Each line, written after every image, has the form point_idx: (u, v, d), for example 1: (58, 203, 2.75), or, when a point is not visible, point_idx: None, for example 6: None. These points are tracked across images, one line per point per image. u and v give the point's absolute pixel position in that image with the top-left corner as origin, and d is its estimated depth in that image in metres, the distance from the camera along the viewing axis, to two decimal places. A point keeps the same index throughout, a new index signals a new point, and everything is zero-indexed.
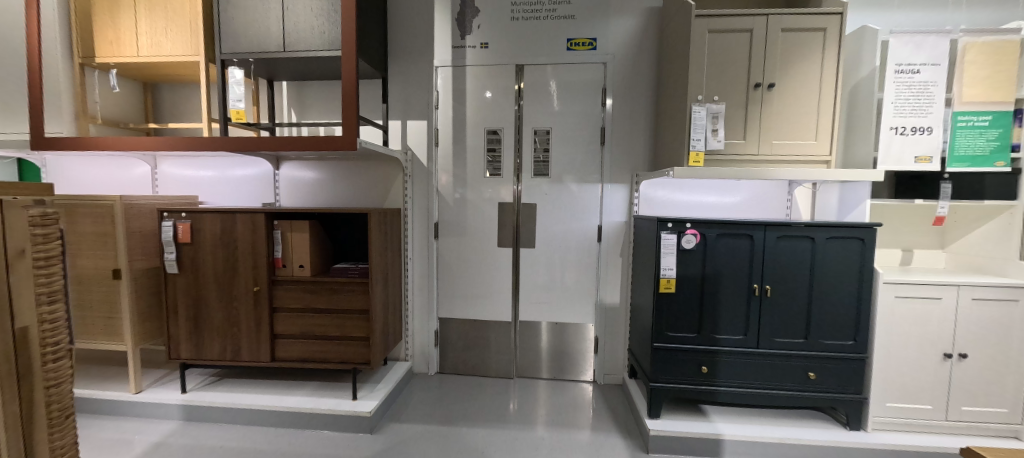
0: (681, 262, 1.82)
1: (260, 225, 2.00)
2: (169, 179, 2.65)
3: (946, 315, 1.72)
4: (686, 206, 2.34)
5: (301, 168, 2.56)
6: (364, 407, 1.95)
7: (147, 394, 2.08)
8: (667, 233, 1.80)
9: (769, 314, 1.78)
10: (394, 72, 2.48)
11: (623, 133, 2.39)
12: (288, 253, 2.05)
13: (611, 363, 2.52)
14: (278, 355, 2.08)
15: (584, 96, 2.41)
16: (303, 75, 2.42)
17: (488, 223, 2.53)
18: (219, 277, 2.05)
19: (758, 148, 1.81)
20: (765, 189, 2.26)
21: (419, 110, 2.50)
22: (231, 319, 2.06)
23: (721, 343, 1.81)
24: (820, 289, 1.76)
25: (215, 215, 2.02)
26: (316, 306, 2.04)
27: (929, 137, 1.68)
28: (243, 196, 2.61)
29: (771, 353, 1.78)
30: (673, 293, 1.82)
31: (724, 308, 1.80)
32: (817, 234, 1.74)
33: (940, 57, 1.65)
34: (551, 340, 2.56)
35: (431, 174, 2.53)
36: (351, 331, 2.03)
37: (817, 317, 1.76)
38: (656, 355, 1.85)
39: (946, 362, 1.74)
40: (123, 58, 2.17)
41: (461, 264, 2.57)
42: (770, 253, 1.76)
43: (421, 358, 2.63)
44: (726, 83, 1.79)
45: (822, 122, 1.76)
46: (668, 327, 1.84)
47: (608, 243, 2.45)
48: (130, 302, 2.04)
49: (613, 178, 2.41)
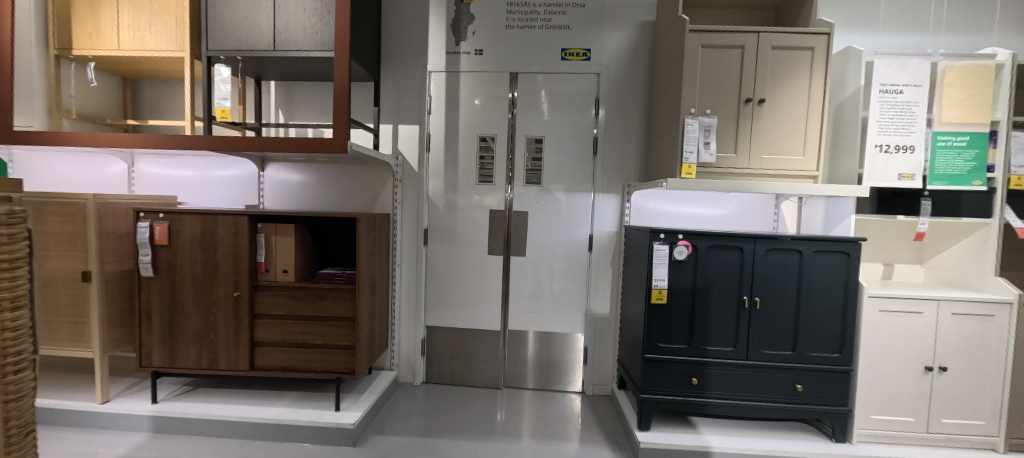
0: (673, 273, 1.82)
1: (243, 227, 1.93)
2: (148, 178, 2.55)
3: (927, 329, 1.76)
4: (676, 216, 2.36)
5: (287, 170, 2.49)
6: (347, 419, 1.88)
7: (114, 404, 1.96)
8: (660, 244, 1.80)
9: (758, 326, 1.79)
10: (387, 76, 2.45)
11: (616, 143, 2.40)
12: (272, 257, 1.98)
13: (600, 373, 2.50)
14: (257, 364, 2.00)
15: (577, 106, 2.42)
16: (292, 75, 2.37)
17: (479, 230, 2.50)
18: (198, 281, 1.96)
19: (748, 162, 1.83)
20: (753, 202, 2.30)
21: (411, 114, 2.47)
22: (209, 327, 1.97)
23: (711, 355, 1.80)
24: (807, 301, 1.78)
25: (195, 216, 1.95)
26: (299, 313, 1.97)
27: (911, 156, 1.73)
28: (225, 198, 2.53)
29: (760, 364, 1.79)
30: (664, 303, 1.82)
31: (713, 319, 1.80)
32: (804, 247, 1.77)
33: (920, 79, 1.71)
34: (540, 349, 2.53)
35: (421, 180, 2.50)
36: (335, 339, 1.97)
37: (805, 329, 1.78)
38: (647, 367, 1.83)
39: (928, 375, 1.77)
40: (101, 51, 2.09)
41: (450, 271, 2.53)
42: (759, 266, 1.78)
43: (407, 367, 2.57)
44: (718, 98, 1.82)
45: (809, 138, 1.80)
46: (659, 338, 1.83)
47: (599, 252, 2.44)
48: (99, 306, 1.93)
49: (605, 188, 2.42)
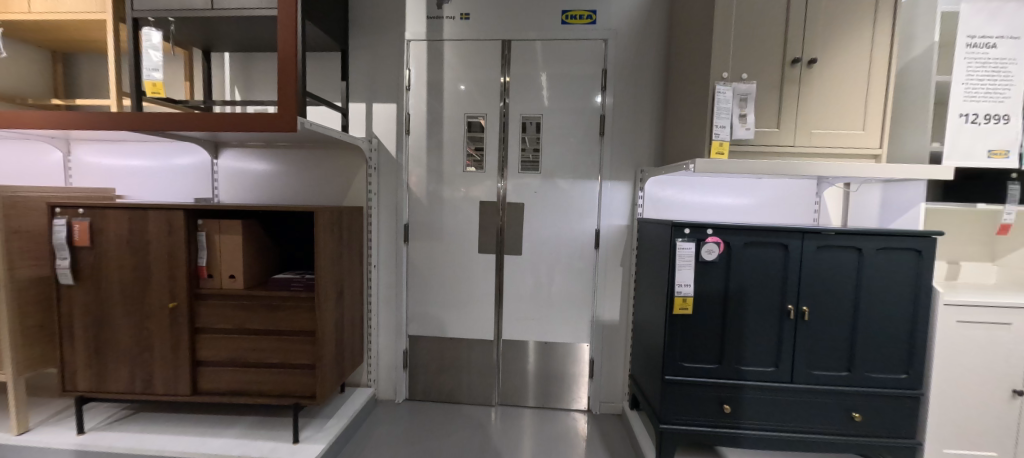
0: (700, 276, 1.47)
1: (178, 224, 1.60)
2: (87, 168, 2.22)
3: (1017, 343, 1.42)
4: (700, 207, 2.01)
5: (244, 157, 2.16)
6: (306, 454, 1.56)
7: (32, 435, 1.65)
8: (684, 241, 1.45)
9: (805, 341, 1.45)
10: (358, 46, 2.10)
11: (627, 122, 2.04)
12: (215, 260, 1.65)
13: (608, 389, 2.16)
14: (201, 386, 1.68)
15: (580, 78, 2.06)
16: (246, 44, 2.02)
17: (467, 224, 2.17)
18: (127, 289, 1.64)
19: (794, 138, 1.47)
20: (788, 188, 1.94)
21: (387, 91, 2.12)
22: (143, 343, 1.65)
23: (746, 377, 1.47)
24: (866, 310, 1.44)
25: (121, 211, 1.62)
26: (249, 327, 1.64)
27: (1006, 127, 1.36)
28: (174, 190, 2.20)
29: (807, 389, 1.45)
30: (690, 314, 1.48)
31: (750, 333, 1.46)
32: (864, 244, 1.42)
33: (1019, 30, 1.33)
34: (539, 361, 2.19)
35: (400, 167, 2.15)
36: (292, 357, 1.64)
37: (863, 346, 1.45)
38: (668, 391, 1.50)
39: (1016, 400, 1.43)
40: (9, 15, 1.73)
41: (435, 272, 2.20)
42: (808, 267, 1.44)
43: (387, 382, 2.25)
44: (758, 59, 1.46)
45: (870, 108, 1.45)
46: (683, 357, 1.49)
47: (607, 249, 2.10)
48: (7, 320, 1.61)
49: (614, 175, 2.07)
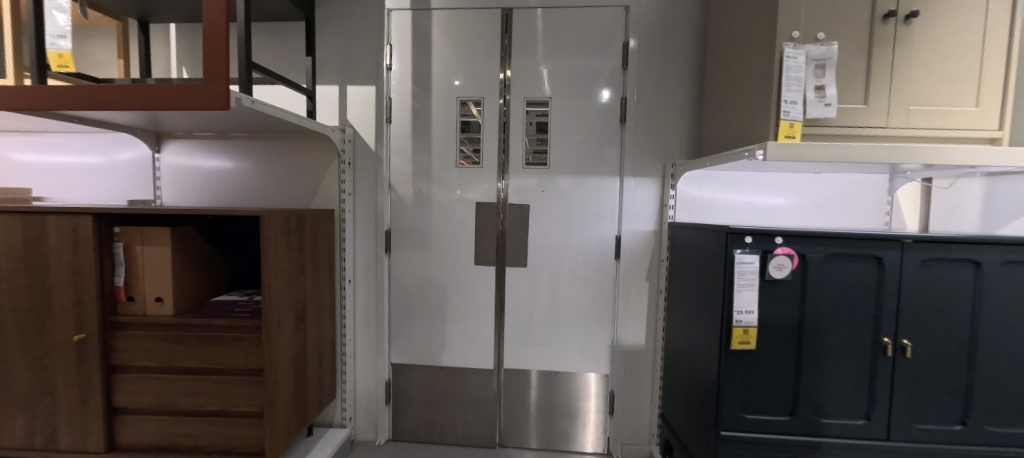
0: (767, 300, 1.11)
1: (85, 234, 1.24)
2: (6, 166, 1.86)
3: None
4: (743, 208, 1.65)
5: (192, 151, 1.80)
6: None
7: None
8: (745, 254, 1.09)
9: (905, 385, 1.10)
10: (330, 18, 1.75)
11: (653, 107, 1.69)
12: (136, 279, 1.29)
13: (631, 429, 1.80)
14: (121, 440, 1.32)
15: (596, 53, 1.71)
16: (190, 13, 1.66)
17: (460, 230, 1.81)
18: (21, 316, 1.27)
19: (887, 117, 1.12)
20: (853, 186, 1.59)
21: (364, 71, 1.77)
22: (44, 387, 1.29)
23: (828, 433, 1.11)
24: (985, 345, 1.09)
25: (11, 217, 1.25)
26: (179, 364, 1.28)
27: None
28: (108, 191, 1.84)
29: (908, 448, 1.10)
30: (752, 350, 1.12)
31: (832, 373, 1.11)
32: (984, 257, 1.07)
33: None
34: (548, 395, 1.83)
35: (380, 162, 1.80)
36: (235, 403, 1.28)
37: (981, 391, 1.09)
38: (724, 450, 1.14)
39: None
40: None
41: (423, 287, 1.84)
42: (909, 288, 1.09)
43: (367, 419, 1.88)
44: (839, 13, 1.11)
45: (989, 77, 1.10)
46: (743, 406, 1.14)
47: (629, 260, 1.74)
48: None
49: (638, 170, 1.71)
